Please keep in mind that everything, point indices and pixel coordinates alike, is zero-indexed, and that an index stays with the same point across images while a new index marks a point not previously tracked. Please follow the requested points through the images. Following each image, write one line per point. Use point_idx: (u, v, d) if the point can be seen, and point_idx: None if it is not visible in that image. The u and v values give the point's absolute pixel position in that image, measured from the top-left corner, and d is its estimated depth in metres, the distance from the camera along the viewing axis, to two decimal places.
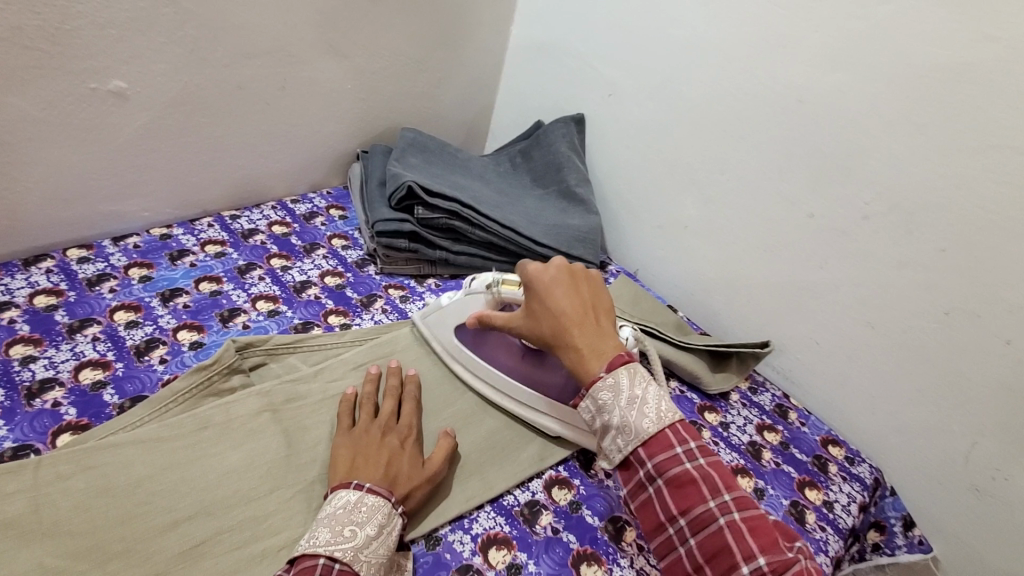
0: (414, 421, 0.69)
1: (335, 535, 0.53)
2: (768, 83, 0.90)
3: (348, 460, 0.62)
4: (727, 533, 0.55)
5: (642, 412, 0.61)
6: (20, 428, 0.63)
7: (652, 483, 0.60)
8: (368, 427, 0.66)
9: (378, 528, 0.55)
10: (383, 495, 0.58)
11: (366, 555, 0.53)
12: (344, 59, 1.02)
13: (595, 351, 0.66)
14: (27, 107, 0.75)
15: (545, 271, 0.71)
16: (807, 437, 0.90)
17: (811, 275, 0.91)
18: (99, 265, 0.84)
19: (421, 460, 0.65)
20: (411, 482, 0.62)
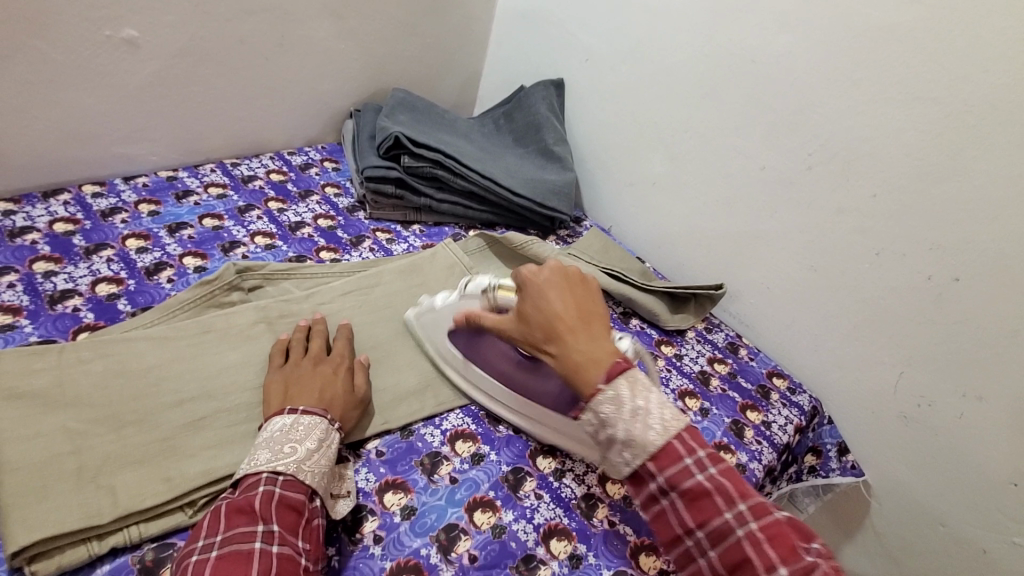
0: (346, 353, 0.73)
1: (275, 454, 0.57)
2: (728, 44, 0.98)
3: (281, 392, 0.65)
4: (746, 546, 0.53)
5: (647, 425, 0.57)
6: (45, 326, 0.71)
7: (664, 496, 0.56)
8: (298, 362, 0.69)
9: (317, 442, 0.59)
10: (317, 413, 0.61)
11: (309, 466, 0.57)
12: (338, 20, 1.09)
13: (592, 360, 0.60)
14: (49, 50, 0.82)
15: (537, 276, 0.67)
16: (754, 369, 0.99)
17: (762, 224, 1.00)
18: (112, 199, 0.92)
19: (353, 385, 0.69)
20: (346, 407, 0.66)
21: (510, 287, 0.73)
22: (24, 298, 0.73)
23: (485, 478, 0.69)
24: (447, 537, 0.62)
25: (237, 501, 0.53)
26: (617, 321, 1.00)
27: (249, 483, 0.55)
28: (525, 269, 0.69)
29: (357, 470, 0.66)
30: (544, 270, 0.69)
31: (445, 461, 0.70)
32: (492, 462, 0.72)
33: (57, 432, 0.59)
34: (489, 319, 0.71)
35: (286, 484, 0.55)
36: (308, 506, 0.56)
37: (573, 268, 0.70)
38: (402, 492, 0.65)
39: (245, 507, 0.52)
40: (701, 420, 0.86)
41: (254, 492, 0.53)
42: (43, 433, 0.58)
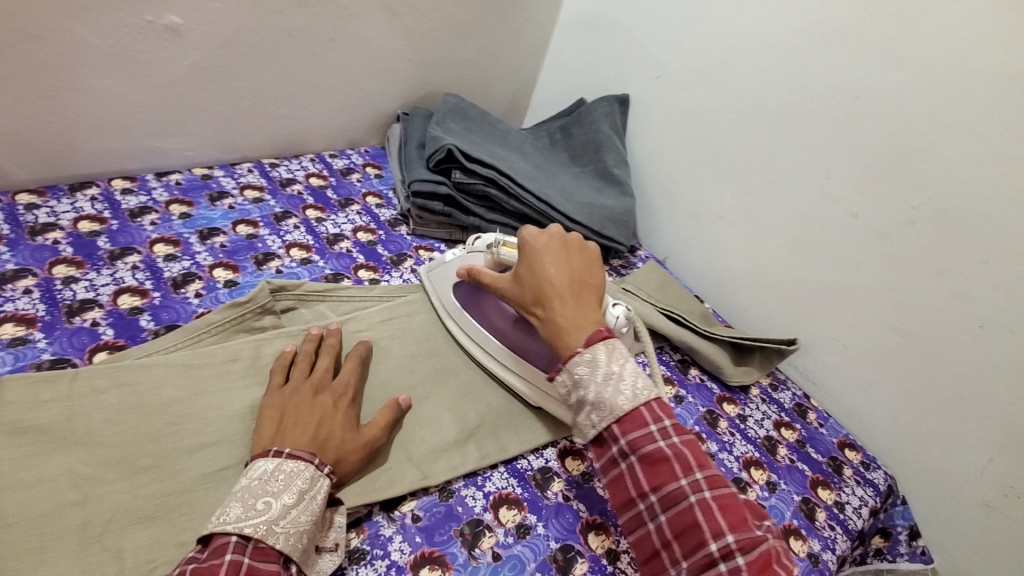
0: (353, 381, 0.65)
1: (246, 511, 0.49)
2: (824, 76, 0.88)
3: (274, 419, 0.58)
4: (697, 512, 0.54)
5: (618, 389, 0.59)
6: (60, 342, 0.64)
7: (624, 460, 0.58)
8: (299, 386, 0.62)
9: (297, 495, 0.51)
10: (303, 458, 0.54)
11: (283, 526, 0.49)
12: (393, 17, 1.02)
13: (575, 325, 0.63)
14: (86, 34, 0.76)
15: (535, 240, 0.71)
16: (824, 438, 0.90)
17: (846, 277, 0.90)
18: (142, 197, 0.86)
19: (356, 422, 0.61)
20: (344, 446, 0.58)
21: (516, 244, 0.77)
22: (40, 307, 0.67)
23: (532, 557, 0.61)
24: None
25: (199, 573, 0.45)
26: (675, 371, 0.91)
27: (217, 546, 0.48)
28: (527, 232, 0.72)
29: (390, 538, 0.59)
30: (545, 236, 0.72)
31: (488, 532, 0.62)
32: (539, 536, 0.63)
33: (62, 478, 0.52)
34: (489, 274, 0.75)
35: (256, 553, 0.47)
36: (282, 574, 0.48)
37: (574, 236, 0.72)
38: (439, 569, 0.58)
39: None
40: (768, 496, 0.77)
41: (219, 561, 0.46)
42: (46, 478, 0.51)
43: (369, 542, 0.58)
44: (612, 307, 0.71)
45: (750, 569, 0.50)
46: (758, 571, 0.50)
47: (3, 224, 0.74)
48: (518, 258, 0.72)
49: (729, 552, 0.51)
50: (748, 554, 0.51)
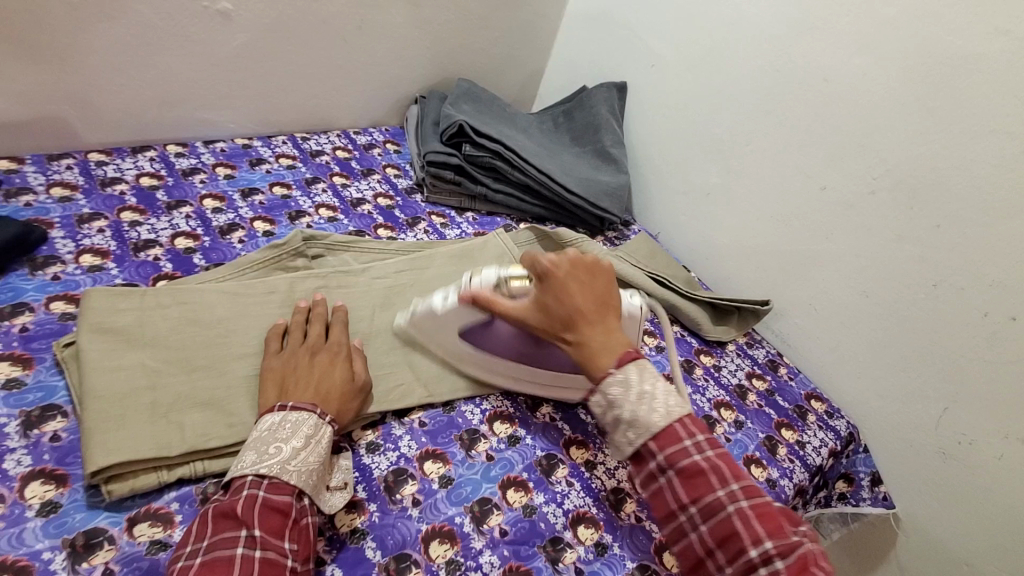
0: (344, 338, 0.71)
1: (260, 455, 0.55)
2: (800, 63, 0.97)
3: (277, 383, 0.64)
4: (736, 521, 0.54)
5: (651, 408, 0.59)
6: (129, 270, 0.77)
7: (663, 474, 0.58)
8: (295, 349, 0.67)
9: (305, 439, 0.58)
10: (305, 409, 0.60)
11: (294, 465, 0.56)
12: (414, 7, 1.13)
13: (606, 347, 0.65)
14: (150, 15, 0.88)
15: (557, 267, 0.69)
16: (793, 389, 0.99)
17: (816, 245, 0.99)
18: (192, 160, 0.98)
19: (350, 373, 0.67)
20: (343, 395, 0.65)
21: (520, 274, 0.73)
22: (112, 243, 0.79)
23: (520, 460, 0.72)
24: (480, 509, 0.65)
25: (221, 505, 0.52)
26: (658, 326, 1.01)
27: (235, 486, 0.54)
28: (543, 259, 0.70)
29: (400, 436, 0.70)
30: (559, 260, 0.71)
31: (483, 438, 0.73)
32: (527, 445, 0.74)
33: (135, 369, 0.63)
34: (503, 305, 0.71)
35: (270, 487, 0.54)
36: (296, 505, 0.55)
37: (588, 257, 0.72)
38: (440, 462, 0.68)
39: (230, 512, 0.51)
40: (735, 432, 0.86)
41: (237, 496, 0.52)
42: (123, 367, 0.63)
43: (382, 437, 0.69)
44: (631, 296, 0.77)
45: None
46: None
47: (79, 176, 0.87)
48: (538, 284, 0.70)
49: (768, 557, 0.52)
50: (787, 559, 0.52)
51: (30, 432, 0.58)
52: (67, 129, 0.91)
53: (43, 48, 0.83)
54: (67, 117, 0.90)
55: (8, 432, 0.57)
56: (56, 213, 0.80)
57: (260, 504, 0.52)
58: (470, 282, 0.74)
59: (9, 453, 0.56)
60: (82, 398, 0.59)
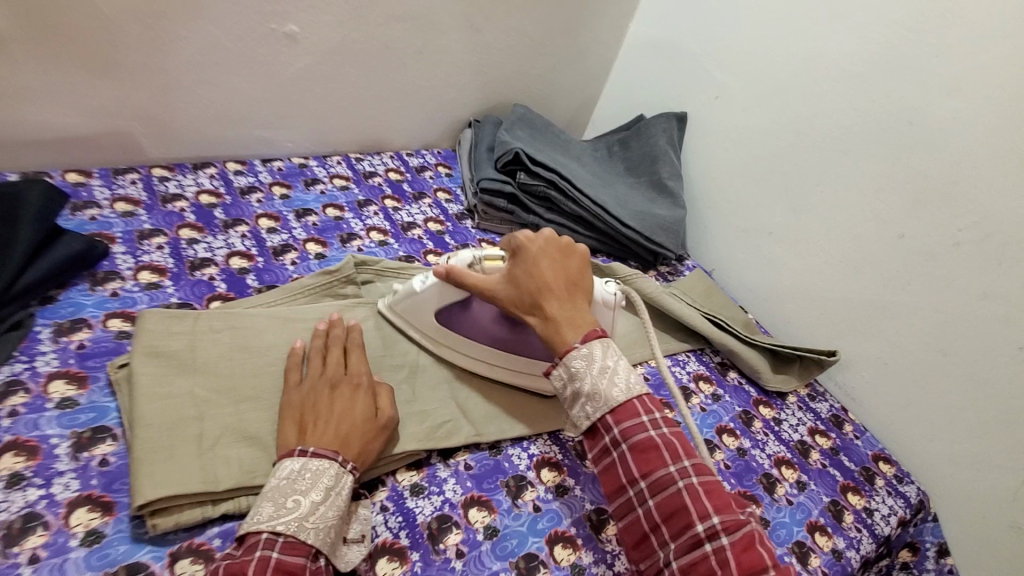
0: (365, 369, 0.67)
1: (277, 509, 0.52)
2: (877, 101, 0.92)
3: (297, 422, 0.60)
4: (684, 495, 0.56)
5: (612, 381, 0.62)
6: (184, 289, 0.77)
7: (616, 448, 0.60)
8: (315, 384, 0.63)
9: (325, 491, 0.54)
10: (327, 456, 0.56)
11: (313, 522, 0.52)
12: (475, 33, 1.13)
13: (571, 324, 0.66)
14: (222, 37, 0.90)
15: (532, 245, 0.71)
16: (859, 449, 0.92)
17: (889, 295, 0.92)
18: (250, 178, 0.99)
19: (372, 410, 0.63)
20: (365, 437, 0.60)
21: (495, 256, 0.73)
22: (170, 260, 0.80)
23: (568, 513, 0.68)
24: (526, 566, 0.61)
25: (233, 565, 0.48)
26: (714, 372, 0.95)
27: (249, 543, 0.51)
28: (521, 238, 0.72)
29: (445, 479, 0.67)
30: (538, 241, 0.72)
31: (530, 487, 0.69)
32: (576, 497, 0.70)
33: (185, 397, 0.62)
34: (474, 279, 0.72)
35: (285, 547, 0.50)
36: (311, 567, 0.51)
37: (564, 241, 0.74)
38: (486, 510, 0.65)
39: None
40: (797, 494, 0.80)
41: (250, 557, 0.49)
42: (173, 395, 0.62)
43: (427, 480, 0.66)
44: (606, 284, 0.75)
45: (734, 547, 0.52)
46: (741, 549, 0.52)
47: (142, 192, 0.88)
48: (512, 261, 0.71)
49: (713, 532, 0.53)
50: (732, 534, 0.53)
51: (79, 455, 0.57)
52: (133, 143, 0.93)
53: (119, 66, 0.85)
54: (134, 132, 0.92)
55: (59, 454, 0.56)
56: (118, 228, 0.81)
57: (272, 568, 0.48)
58: (445, 261, 0.75)
59: (57, 477, 0.55)
60: (132, 424, 0.58)
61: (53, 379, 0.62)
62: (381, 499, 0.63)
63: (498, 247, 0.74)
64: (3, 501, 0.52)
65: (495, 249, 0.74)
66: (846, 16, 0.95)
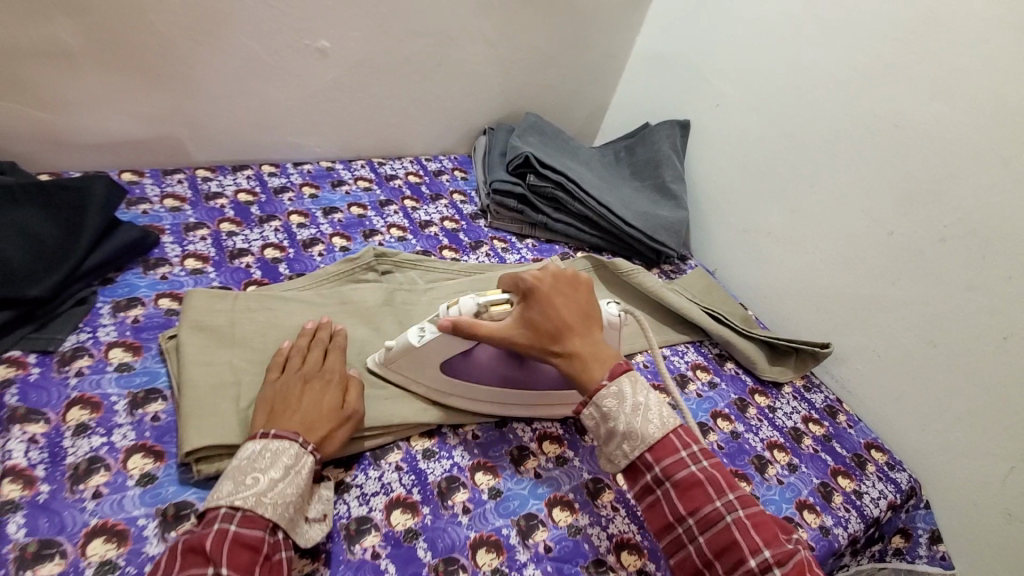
0: (339, 367, 0.69)
1: (237, 486, 0.54)
2: (866, 107, 0.97)
3: (266, 409, 0.62)
4: (734, 530, 0.57)
5: (646, 419, 0.62)
6: (224, 275, 0.85)
7: (659, 487, 0.61)
8: (289, 376, 0.65)
9: (284, 470, 0.56)
10: (288, 437, 0.58)
11: (270, 497, 0.54)
12: (490, 47, 1.21)
13: (597, 359, 0.66)
14: (261, 52, 1.00)
15: (540, 286, 0.69)
16: (851, 437, 0.96)
17: (881, 289, 0.97)
18: (283, 179, 1.09)
19: (339, 403, 0.65)
20: (328, 427, 0.62)
21: (499, 300, 0.70)
22: (212, 250, 0.89)
23: (567, 481, 0.73)
24: (527, 524, 0.67)
25: (191, 539, 0.49)
26: (712, 362, 1.00)
27: (208, 518, 0.52)
28: (524, 276, 0.70)
29: (454, 446, 0.73)
30: (542, 277, 0.70)
31: (532, 456, 0.75)
32: (575, 467, 0.75)
33: (224, 365, 0.70)
34: (487, 329, 0.68)
35: (243, 521, 0.51)
36: (270, 540, 0.53)
37: (567, 272, 0.73)
38: (490, 474, 0.71)
39: (199, 547, 0.49)
40: (788, 475, 0.85)
41: (207, 530, 0.50)
42: (214, 363, 0.70)
43: (437, 445, 0.73)
44: (607, 304, 0.76)
45: None
46: None
47: (187, 190, 0.98)
48: (522, 302, 0.69)
49: (767, 565, 0.55)
50: (784, 566, 0.55)
51: (135, 411, 0.65)
52: (180, 147, 1.03)
53: (171, 78, 0.95)
54: (181, 137, 1.02)
55: (118, 409, 0.65)
56: (167, 221, 0.90)
57: (230, 539, 0.50)
58: (447, 313, 0.70)
59: (117, 428, 0.63)
60: (180, 385, 0.67)
61: (113, 347, 0.71)
62: (396, 459, 0.70)
63: (500, 287, 0.72)
64: (71, 445, 0.60)
65: (495, 292, 0.72)
66: (837, 27, 1.01)
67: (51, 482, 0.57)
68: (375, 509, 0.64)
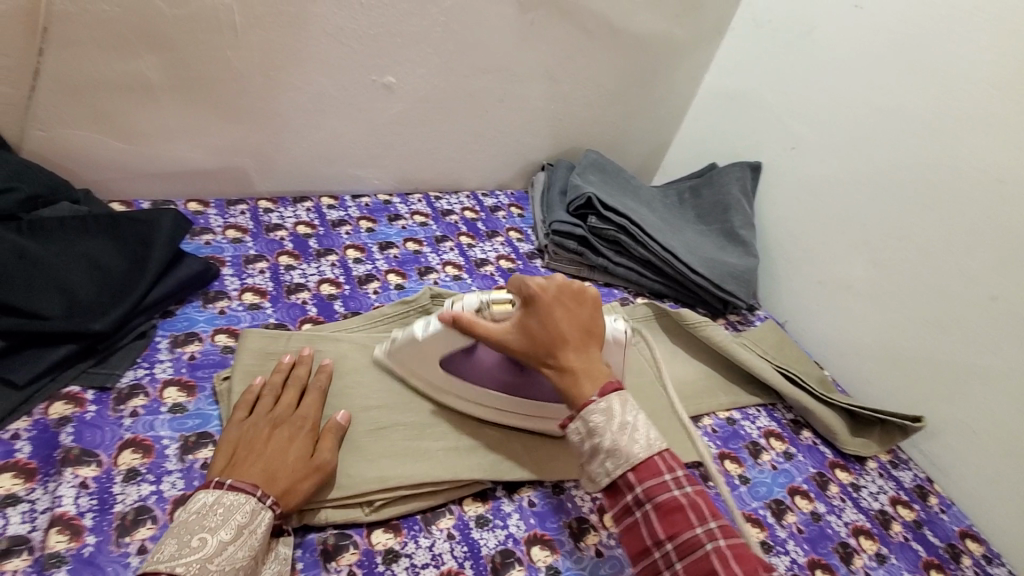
0: (314, 412, 0.66)
1: (180, 548, 0.49)
2: (967, 158, 0.89)
3: (229, 453, 0.59)
4: (713, 561, 0.50)
5: (632, 437, 0.56)
6: (281, 311, 0.84)
7: (638, 508, 0.54)
8: (258, 419, 0.62)
9: (236, 529, 0.51)
10: (244, 489, 0.54)
11: (217, 563, 0.49)
12: (554, 84, 1.19)
13: (588, 374, 0.61)
14: (330, 88, 1.00)
15: (544, 291, 0.66)
16: (944, 524, 0.85)
17: (980, 359, 0.87)
18: (341, 213, 1.08)
19: (308, 452, 0.61)
20: (293, 478, 0.58)
21: (504, 300, 0.69)
22: (270, 284, 0.88)
23: (631, 562, 0.66)
24: None
25: None
26: (787, 430, 0.92)
27: None
28: (530, 280, 0.68)
29: (509, 513, 0.68)
30: (549, 284, 0.67)
31: (593, 531, 0.69)
32: None
33: None
34: (484, 326, 0.67)
35: None
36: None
37: (576, 284, 0.69)
38: (548, 550, 0.65)
39: None
40: (876, 568, 0.75)
41: None
42: None
43: (491, 512, 0.68)
44: (614, 320, 0.73)
45: None
46: None
47: (249, 221, 0.98)
48: (522, 307, 0.67)
49: None
50: None
51: (185, 456, 0.63)
52: (245, 177, 1.04)
53: (242, 111, 0.97)
54: (247, 168, 1.03)
55: (169, 454, 0.63)
56: (228, 253, 0.91)
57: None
58: (451, 307, 0.70)
59: (166, 475, 0.61)
60: None
61: (168, 386, 0.69)
62: (448, 526, 0.65)
63: (506, 290, 0.70)
64: (120, 493, 0.58)
65: (503, 292, 0.70)
66: (934, 71, 0.93)
67: (97, 534, 0.55)
68: None
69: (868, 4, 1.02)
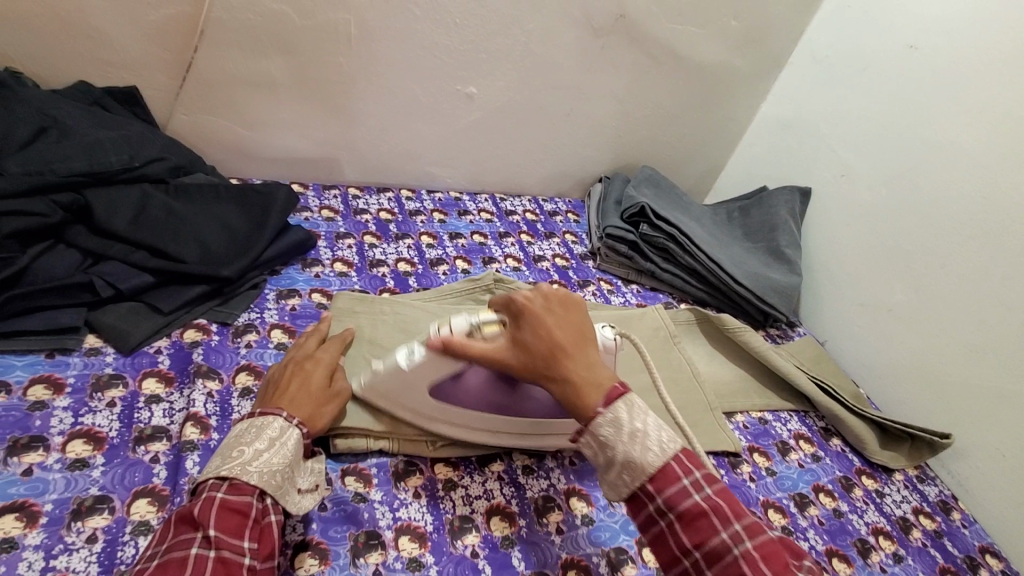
0: (332, 351, 0.73)
1: (224, 459, 0.55)
2: (1011, 192, 0.93)
3: (259, 396, 0.66)
4: (743, 564, 0.49)
5: (644, 446, 0.55)
6: (365, 280, 0.97)
7: (662, 518, 0.54)
8: (281, 363, 0.70)
9: (270, 441, 0.58)
10: (273, 411, 0.60)
11: (256, 465, 0.55)
12: (618, 103, 1.30)
13: (591, 383, 0.59)
14: (420, 94, 1.14)
15: (530, 305, 0.64)
16: (965, 538, 0.88)
17: (1014, 384, 0.90)
18: (417, 204, 1.21)
19: (327, 381, 0.68)
20: (313, 405, 0.64)
21: (492, 320, 0.67)
22: (356, 257, 1.01)
23: None
24: (616, 556, 0.69)
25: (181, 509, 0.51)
26: (817, 435, 0.97)
27: (200, 491, 0.54)
28: (516, 296, 0.66)
29: (552, 468, 0.77)
30: (534, 295, 0.66)
31: None
32: None
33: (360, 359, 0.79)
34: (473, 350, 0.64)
35: (229, 489, 0.53)
36: (258, 505, 0.54)
37: (561, 291, 0.68)
38: (585, 502, 0.74)
39: (188, 515, 0.51)
40: (892, 564, 0.79)
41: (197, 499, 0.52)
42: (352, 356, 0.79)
43: (537, 464, 0.77)
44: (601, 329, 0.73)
45: None
46: None
47: (340, 204, 1.13)
48: (513, 324, 0.64)
49: None
50: None
51: None
52: (337, 166, 1.19)
53: (345, 109, 1.11)
54: (340, 159, 1.18)
55: None
56: (323, 229, 1.05)
57: (217, 503, 0.51)
58: (437, 331, 0.67)
59: None
60: None
61: (275, 328, 0.82)
62: (498, 470, 0.74)
63: (493, 307, 0.68)
64: (237, 404, 0.71)
65: (489, 310, 0.68)
66: (985, 109, 0.98)
67: (220, 432, 0.67)
68: (477, 512, 0.68)
69: (921, 44, 1.08)
